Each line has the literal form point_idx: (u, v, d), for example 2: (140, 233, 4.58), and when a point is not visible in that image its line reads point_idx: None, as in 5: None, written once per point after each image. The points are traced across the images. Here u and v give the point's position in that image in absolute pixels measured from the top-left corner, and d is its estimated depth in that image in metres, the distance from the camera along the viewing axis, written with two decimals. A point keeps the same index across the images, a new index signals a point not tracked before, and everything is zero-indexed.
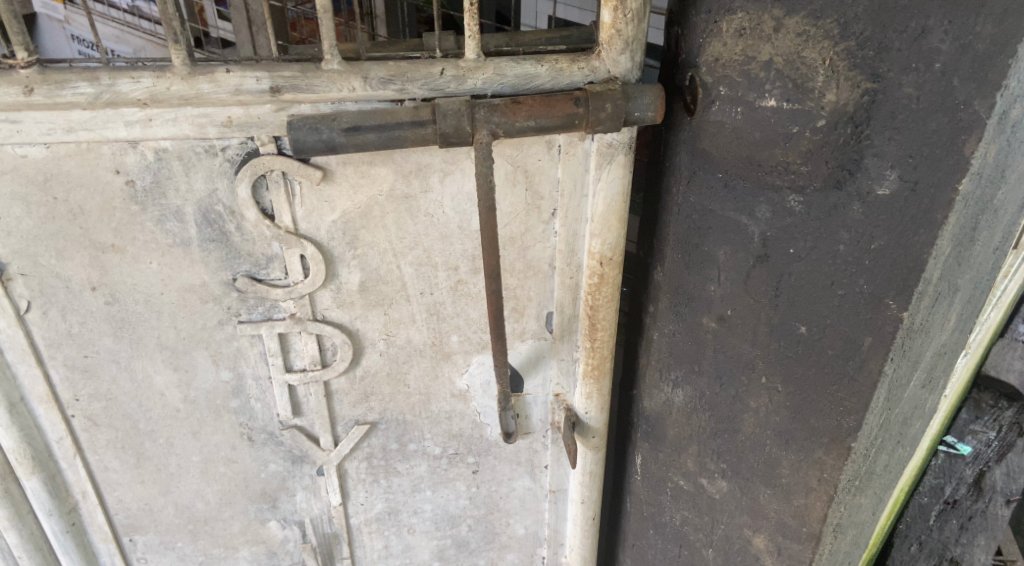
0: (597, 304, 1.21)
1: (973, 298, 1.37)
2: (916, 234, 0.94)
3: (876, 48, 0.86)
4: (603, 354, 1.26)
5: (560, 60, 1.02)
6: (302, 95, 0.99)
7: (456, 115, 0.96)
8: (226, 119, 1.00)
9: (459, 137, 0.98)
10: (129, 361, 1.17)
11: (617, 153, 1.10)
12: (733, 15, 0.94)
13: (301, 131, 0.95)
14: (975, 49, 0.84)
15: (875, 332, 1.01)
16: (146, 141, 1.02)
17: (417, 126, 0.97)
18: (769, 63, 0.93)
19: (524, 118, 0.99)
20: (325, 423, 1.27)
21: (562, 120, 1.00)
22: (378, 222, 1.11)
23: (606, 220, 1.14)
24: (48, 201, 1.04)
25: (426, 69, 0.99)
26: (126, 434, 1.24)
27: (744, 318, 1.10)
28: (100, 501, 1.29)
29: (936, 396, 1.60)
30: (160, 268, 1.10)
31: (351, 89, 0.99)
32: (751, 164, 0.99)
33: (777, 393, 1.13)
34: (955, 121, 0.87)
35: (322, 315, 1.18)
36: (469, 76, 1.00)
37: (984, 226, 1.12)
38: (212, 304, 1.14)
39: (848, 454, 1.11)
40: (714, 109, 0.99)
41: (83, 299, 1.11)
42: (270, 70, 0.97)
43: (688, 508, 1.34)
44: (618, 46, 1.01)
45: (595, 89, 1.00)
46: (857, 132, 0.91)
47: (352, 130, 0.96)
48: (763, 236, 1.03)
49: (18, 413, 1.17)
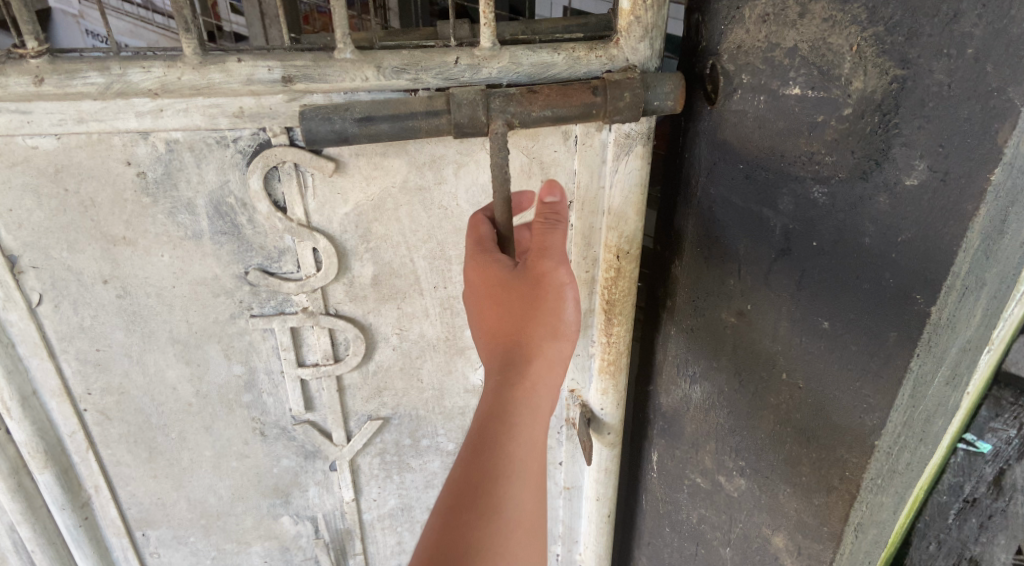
0: (614, 299, 1.19)
1: (997, 293, 1.34)
2: (945, 226, 0.90)
3: (905, 33, 0.84)
4: (619, 349, 1.24)
5: (577, 48, 0.99)
6: (314, 85, 0.97)
7: (471, 105, 0.94)
8: (238, 109, 0.99)
9: (474, 127, 0.95)
10: (141, 355, 1.16)
11: (634, 143, 1.07)
12: (755, 1, 0.92)
13: (313, 121, 0.93)
14: (1010, 33, 0.81)
15: (901, 327, 0.98)
16: (157, 132, 1.00)
17: (431, 115, 0.95)
18: (793, 50, 0.90)
19: (541, 108, 0.96)
20: (338, 418, 1.26)
21: (579, 109, 0.97)
22: (391, 215, 1.10)
23: (623, 212, 1.12)
24: (59, 193, 1.02)
25: (440, 58, 0.97)
26: (139, 428, 1.22)
27: (765, 312, 1.08)
28: (112, 495, 1.28)
29: (959, 393, 1.56)
30: (172, 260, 1.09)
31: (364, 79, 0.97)
32: (773, 154, 0.97)
33: (799, 389, 1.10)
34: (986, 109, 0.84)
35: (335, 309, 1.16)
36: (484, 65, 0.98)
37: (1013, 219, 1.09)
38: (224, 298, 1.13)
39: (872, 452, 1.08)
40: (737, 98, 0.97)
41: (94, 291, 1.10)
42: (283, 59, 0.95)
43: (706, 506, 1.32)
44: (636, 33, 0.99)
45: (613, 78, 0.97)
46: (885, 120, 0.88)
47: (365, 120, 0.94)
48: (785, 229, 1.00)
49: (30, 407, 1.16)
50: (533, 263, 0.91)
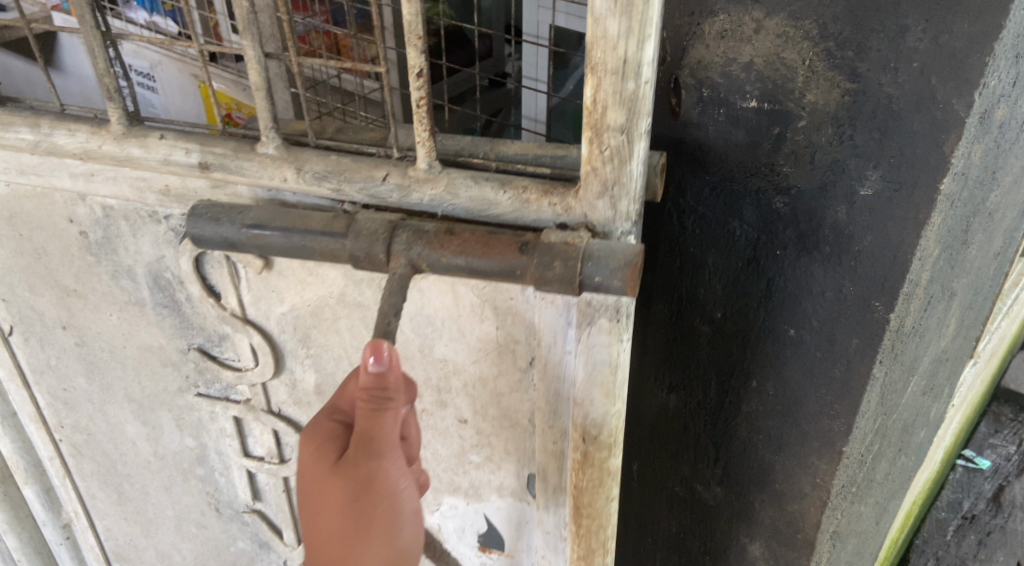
0: (581, 487, 1.07)
1: (973, 305, 1.37)
2: (900, 233, 0.93)
3: (854, 48, 0.87)
4: (590, 543, 1.11)
5: (530, 189, 0.93)
6: (231, 174, 1.00)
7: (370, 235, 0.92)
8: (164, 187, 1.05)
9: (374, 261, 0.93)
10: (101, 402, 1.30)
11: (598, 315, 0.96)
12: (715, 18, 0.94)
13: (200, 222, 0.99)
14: (952, 48, 0.84)
15: (861, 334, 1.01)
16: (92, 196, 1.09)
17: (328, 237, 0.94)
18: (749, 65, 0.93)
19: (454, 253, 0.91)
20: (285, 518, 1.32)
21: (500, 263, 0.90)
22: (330, 324, 1.10)
23: (589, 390, 1.00)
24: (17, 237, 1.16)
25: (367, 173, 0.96)
26: (107, 470, 1.39)
27: (735, 322, 1.10)
28: (90, 523, 1.48)
29: (942, 405, 1.58)
30: (120, 319, 1.19)
31: (282, 178, 0.98)
32: (736, 165, 0.99)
33: (769, 397, 1.12)
34: (933, 121, 0.87)
35: (277, 409, 1.21)
36: (413, 188, 0.95)
37: (978, 229, 1.12)
38: (172, 369, 1.22)
39: (840, 458, 1.10)
40: (699, 111, 0.99)
41: (56, 333, 1.24)
42: (202, 144, 0.99)
43: (686, 516, 1.32)
44: (594, 188, 0.90)
45: (548, 238, 0.89)
46: (839, 132, 0.91)
47: (253, 228, 0.97)
48: (750, 238, 1.03)
49: (12, 426, 1.38)
50: (354, 474, 0.90)
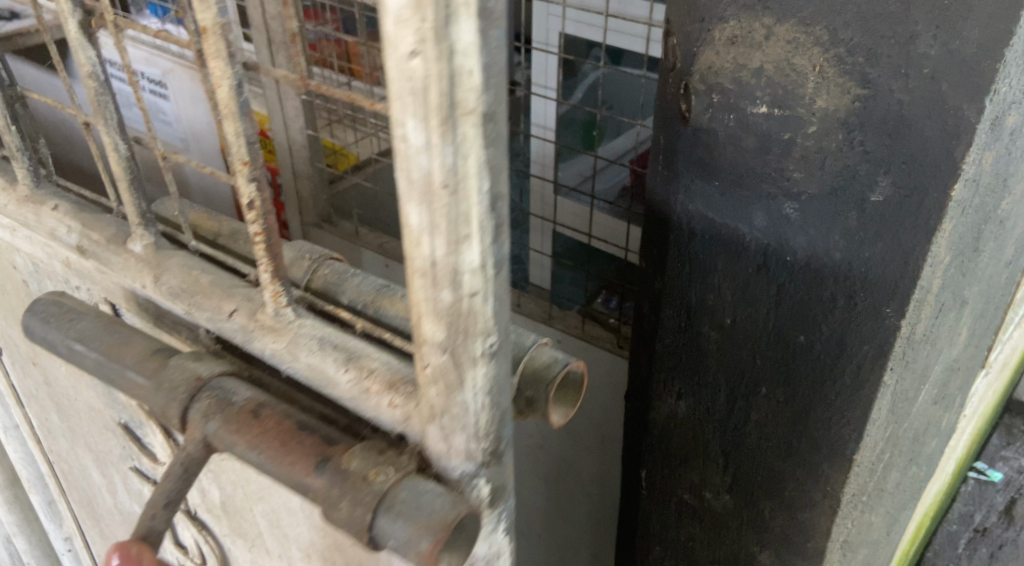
0: None
1: (984, 314, 1.36)
2: (911, 238, 0.93)
3: (865, 54, 0.87)
4: None
5: (371, 379, 0.73)
6: (100, 263, 0.91)
7: (171, 390, 0.81)
8: (65, 260, 0.97)
9: (169, 417, 0.81)
10: (71, 442, 1.24)
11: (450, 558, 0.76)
12: (724, 24, 0.94)
13: (35, 318, 0.91)
14: (962, 54, 0.83)
15: (872, 342, 1.01)
16: (29, 238, 1.00)
17: (137, 373, 0.83)
18: (759, 70, 0.93)
19: (250, 445, 0.76)
20: None
21: (292, 473, 0.73)
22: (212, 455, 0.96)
23: None
24: None
25: (215, 307, 0.82)
26: (88, 501, 1.34)
27: (745, 328, 1.09)
28: (85, 543, 1.48)
29: (953, 415, 1.58)
30: (67, 368, 1.10)
31: (142, 284, 0.87)
32: (745, 172, 0.99)
33: (779, 404, 1.11)
34: (944, 128, 0.87)
35: (192, 511, 1.06)
36: (256, 335, 0.79)
37: (989, 237, 1.11)
38: (116, 438, 1.12)
39: (851, 467, 1.10)
40: (708, 116, 0.99)
41: (28, 365, 1.19)
42: (84, 226, 0.92)
43: (694, 523, 1.32)
44: (426, 415, 0.69)
45: (351, 462, 0.71)
46: (850, 138, 0.91)
47: (76, 343, 0.88)
48: (759, 244, 1.03)
49: (14, 437, 1.39)
50: None
